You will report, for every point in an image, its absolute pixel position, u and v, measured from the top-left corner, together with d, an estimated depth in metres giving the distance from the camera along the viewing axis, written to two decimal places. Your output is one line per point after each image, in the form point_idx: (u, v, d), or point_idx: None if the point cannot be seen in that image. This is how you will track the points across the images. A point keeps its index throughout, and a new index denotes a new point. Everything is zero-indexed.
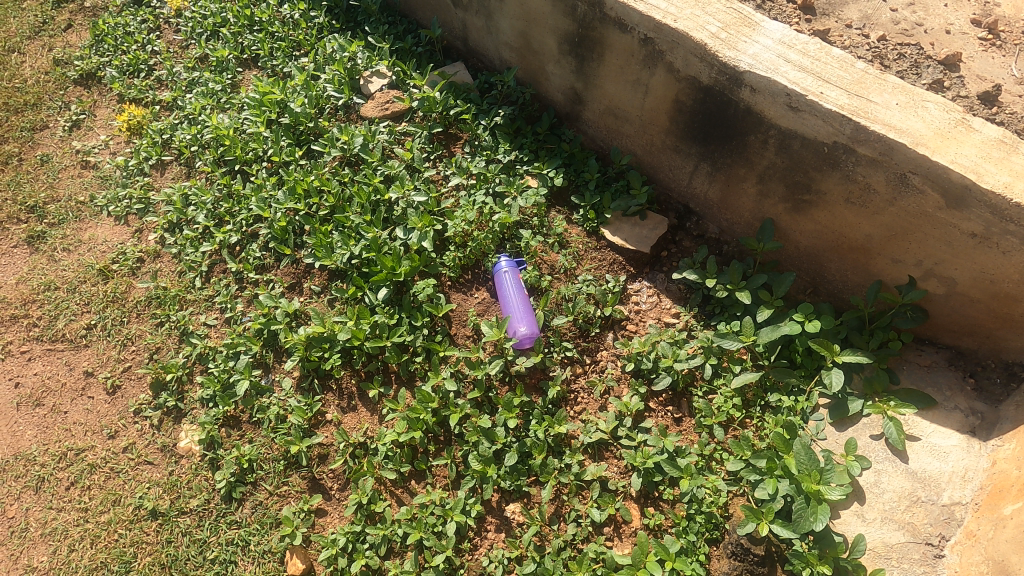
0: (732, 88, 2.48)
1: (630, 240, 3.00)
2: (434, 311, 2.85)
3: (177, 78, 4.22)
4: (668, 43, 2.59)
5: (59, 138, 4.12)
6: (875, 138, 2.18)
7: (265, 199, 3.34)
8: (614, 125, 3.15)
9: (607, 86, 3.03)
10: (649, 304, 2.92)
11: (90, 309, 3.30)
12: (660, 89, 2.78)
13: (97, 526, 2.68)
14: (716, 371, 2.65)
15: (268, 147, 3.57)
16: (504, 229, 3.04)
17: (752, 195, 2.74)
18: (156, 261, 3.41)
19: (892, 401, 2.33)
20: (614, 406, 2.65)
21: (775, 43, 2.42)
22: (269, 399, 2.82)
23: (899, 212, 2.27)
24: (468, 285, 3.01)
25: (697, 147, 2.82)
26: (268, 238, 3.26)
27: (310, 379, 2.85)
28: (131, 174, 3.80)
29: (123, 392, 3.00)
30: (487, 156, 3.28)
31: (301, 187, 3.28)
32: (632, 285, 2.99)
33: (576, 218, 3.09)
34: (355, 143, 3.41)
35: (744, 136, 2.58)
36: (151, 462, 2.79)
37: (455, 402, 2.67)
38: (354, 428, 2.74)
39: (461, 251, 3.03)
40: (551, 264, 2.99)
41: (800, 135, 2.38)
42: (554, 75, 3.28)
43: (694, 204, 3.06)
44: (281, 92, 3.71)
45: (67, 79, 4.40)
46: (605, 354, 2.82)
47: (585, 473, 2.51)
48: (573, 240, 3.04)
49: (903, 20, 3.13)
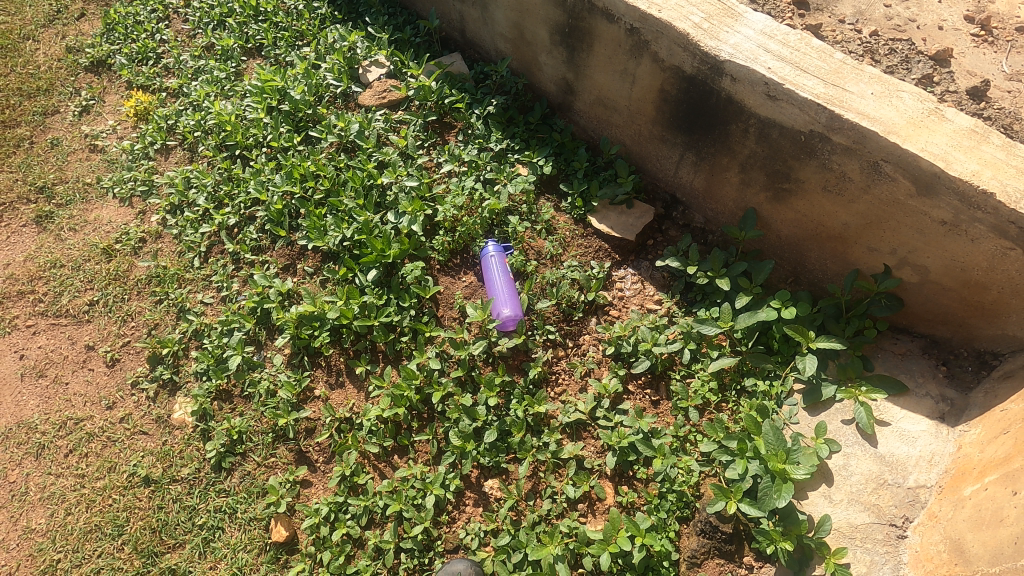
0: (713, 77, 2.53)
1: (616, 228, 3.05)
2: (421, 293, 2.93)
3: (183, 66, 4.33)
4: (652, 34, 2.65)
5: (69, 123, 4.25)
6: (849, 127, 2.22)
7: (263, 183, 3.44)
8: (604, 115, 3.21)
9: (596, 76, 3.09)
10: (633, 291, 2.98)
11: (93, 286, 3.41)
12: (646, 79, 2.84)
13: (93, 492, 2.79)
14: (695, 356, 2.69)
15: (268, 133, 3.67)
16: (493, 215, 3.12)
17: (735, 184, 2.79)
18: (157, 241, 3.52)
19: (864, 386, 2.38)
20: (594, 388, 2.71)
21: (757, 33, 2.47)
22: (260, 374, 2.91)
23: (874, 200, 2.31)
24: (456, 269, 3.09)
25: (682, 137, 2.87)
26: (265, 221, 3.36)
27: (300, 356, 2.94)
28: (136, 158, 3.92)
29: (122, 365, 3.11)
30: (479, 144, 3.35)
31: (298, 172, 3.38)
32: (617, 272, 3.04)
33: (563, 206, 3.16)
34: (351, 129, 3.49)
35: (726, 125, 2.62)
36: (146, 432, 2.89)
37: (438, 380, 2.75)
38: (341, 404, 2.82)
39: (450, 236, 3.11)
40: (537, 250, 3.06)
41: (778, 123, 2.42)
42: (547, 66, 3.34)
43: (680, 194, 3.11)
44: (282, 80, 3.81)
45: (79, 66, 4.53)
46: (587, 338, 2.89)
47: (562, 451, 2.57)
48: (560, 227, 3.10)
49: (896, 16, 3.14)
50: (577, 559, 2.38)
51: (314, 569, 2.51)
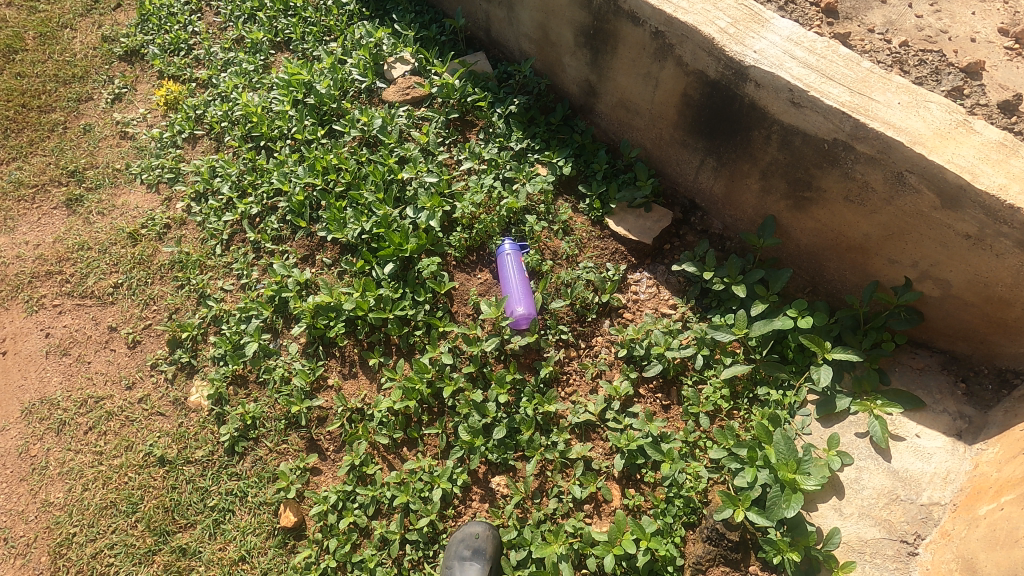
0: (738, 83, 2.52)
1: (633, 231, 3.08)
2: (437, 288, 2.96)
3: (213, 58, 4.46)
4: (677, 37, 2.65)
5: (102, 109, 4.39)
6: (874, 136, 2.18)
7: (286, 174, 3.52)
8: (625, 118, 3.25)
9: (620, 79, 3.12)
10: (647, 294, 2.99)
11: (118, 269, 3.52)
12: (670, 83, 2.84)
13: (109, 469, 2.84)
14: (708, 362, 2.69)
15: (293, 126, 3.74)
16: (510, 213, 3.16)
17: (755, 192, 2.79)
18: (182, 228, 3.62)
19: (880, 400, 2.34)
20: (605, 390, 2.70)
21: (783, 40, 2.45)
22: (275, 361, 2.96)
23: (896, 211, 2.28)
24: (471, 266, 3.12)
25: (703, 142, 2.89)
26: (286, 212, 3.42)
27: (315, 346, 2.99)
28: (164, 146, 4.06)
29: (143, 346, 3.19)
30: (500, 143, 3.40)
31: (320, 164, 3.45)
32: (632, 275, 3.07)
33: (581, 207, 3.19)
34: (374, 125, 3.55)
35: (749, 132, 2.61)
36: (163, 413, 2.94)
37: (450, 374, 2.76)
38: (354, 394, 2.86)
39: (467, 233, 3.14)
40: (553, 250, 3.09)
41: (802, 131, 2.40)
42: (570, 67, 3.38)
43: (699, 200, 3.14)
44: (308, 74, 3.90)
45: (113, 55, 4.67)
46: (600, 340, 2.89)
47: (570, 451, 2.58)
48: (577, 229, 3.14)
49: (928, 27, 3.11)
50: (581, 559, 2.38)
51: (320, 556, 2.54)
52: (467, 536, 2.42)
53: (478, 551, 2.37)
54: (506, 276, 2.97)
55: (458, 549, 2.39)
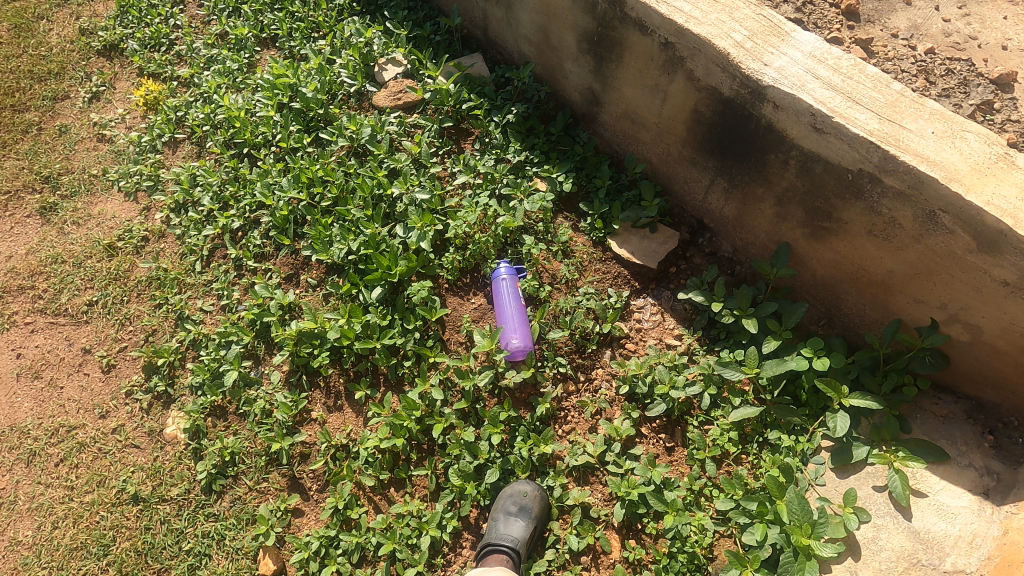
0: (754, 102, 2.30)
1: (637, 254, 2.90)
2: (427, 315, 2.78)
3: (196, 54, 4.22)
4: (689, 50, 2.42)
5: (78, 109, 4.17)
6: (905, 170, 1.99)
7: (269, 186, 3.32)
8: (630, 130, 3.04)
9: (625, 89, 2.90)
10: (651, 323, 2.82)
11: (93, 285, 3.34)
12: (679, 97, 2.63)
13: (80, 506, 2.70)
14: (715, 401, 2.52)
15: (278, 132, 3.53)
16: (507, 233, 2.97)
17: (769, 217, 2.60)
18: (160, 241, 3.43)
19: (901, 451, 2.19)
20: (604, 429, 2.54)
21: (805, 56, 2.23)
22: (256, 392, 2.80)
23: (926, 250, 2.09)
24: (465, 289, 2.93)
25: (714, 162, 2.68)
26: (270, 227, 3.22)
27: (298, 375, 2.82)
28: (143, 151, 3.85)
29: (118, 371, 3.02)
30: (496, 155, 3.20)
31: (306, 176, 3.25)
32: (636, 301, 2.88)
33: (582, 226, 3.00)
34: (363, 134, 3.34)
35: (764, 155, 2.41)
36: (138, 445, 2.79)
37: (440, 411, 2.61)
38: (338, 429, 2.70)
39: (461, 254, 2.95)
40: (552, 274, 2.91)
41: (823, 158, 2.19)
42: (572, 73, 3.16)
43: (708, 220, 2.95)
44: (294, 76, 3.68)
45: (91, 49, 4.42)
46: (600, 373, 2.72)
47: (567, 496, 2.42)
48: (577, 250, 2.96)
49: (955, 32, 2.89)
50: None
51: None
52: (515, 493, 2.38)
53: (523, 508, 2.33)
54: (501, 302, 2.79)
55: (504, 503, 2.36)
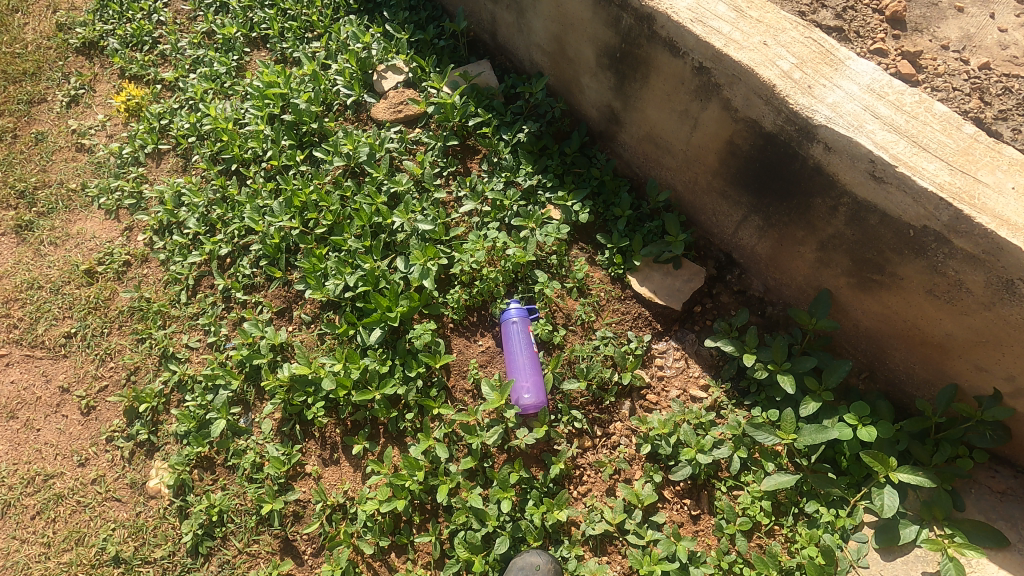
0: (801, 141, 2.03)
1: (660, 292, 2.67)
2: (431, 361, 2.55)
3: (181, 54, 3.92)
4: (727, 77, 2.15)
5: (56, 114, 3.88)
6: (981, 233, 1.75)
7: (259, 209, 3.06)
8: (653, 154, 2.77)
9: (649, 111, 2.63)
10: (674, 370, 2.59)
11: (71, 315, 3.11)
12: (712, 126, 2.36)
13: (58, 566, 2.52)
14: (745, 465, 2.31)
15: (268, 147, 3.26)
16: (517, 268, 2.72)
17: (809, 261, 2.35)
18: (143, 266, 3.19)
19: (955, 535, 1.97)
20: (623, 493, 2.34)
21: (862, 90, 1.96)
22: (246, 443, 2.59)
23: (996, 319, 1.87)
24: (471, 329, 2.70)
25: (748, 197, 2.42)
26: (260, 255, 2.98)
27: (291, 424, 2.60)
28: (125, 163, 3.58)
29: (98, 414, 2.81)
30: (506, 178, 2.93)
31: (298, 200, 2.99)
32: (657, 345, 2.65)
33: (599, 259, 2.76)
34: (361, 153, 3.07)
35: (808, 197, 2.15)
36: (119, 499, 2.60)
37: (445, 470, 2.41)
38: (334, 486, 2.49)
39: (467, 290, 2.72)
40: (566, 314, 2.68)
41: (880, 210, 1.94)
42: (589, 89, 2.87)
43: (737, 255, 2.70)
44: (286, 84, 3.39)
45: (69, 47, 4.12)
46: (619, 427, 2.50)
47: (582, 569, 2.23)
48: (594, 288, 2.72)
49: (1013, 45, 2.60)
50: None
51: None
52: (527, 566, 2.14)
53: None
54: (511, 349, 2.55)
55: None
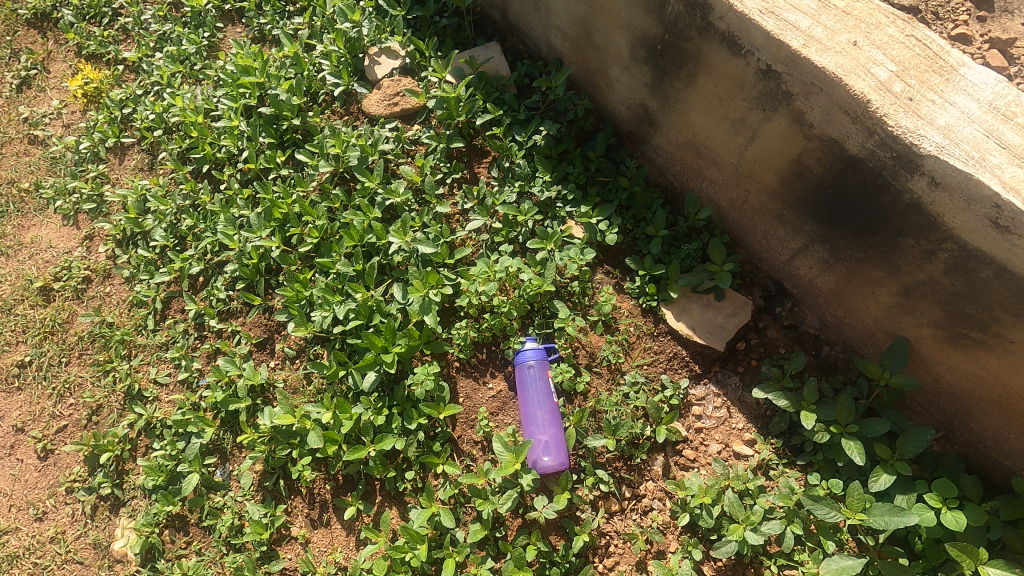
0: (898, 172, 1.64)
1: (698, 328, 2.30)
2: (434, 412, 2.20)
3: (145, 29, 3.41)
4: (803, 85, 1.72)
5: (5, 99, 3.40)
6: None
7: (234, 221, 2.65)
8: (693, 163, 2.35)
9: (693, 115, 2.19)
10: (714, 421, 2.25)
11: (25, 340, 2.74)
12: (774, 141, 1.94)
13: None
14: (800, 540, 1.99)
15: (244, 146, 2.82)
16: (534, 299, 2.34)
17: (883, 304, 1.97)
18: (105, 283, 2.80)
19: None
20: (656, 571, 2.03)
21: (981, 109, 1.57)
22: (223, 500, 2.28)
23: None
24: (480, 369, 2.34)
25: (812, 225, 2.03)
26: (236, 276, 2.59)
27: (274, 479, 2.28)
28: (83, 159, 3.14)
29: (56, 459, 2.48)
30: (520, 188, 2.52)
31: (278, 212, 2.58)
32: (695, 390, 2.29)
33: (628, 287, 2.38)
34: (350, 156, 2.63)
35: (896, 237, 1.77)
36: (82, 561, 2.31)
37: (452, 540, 2.10)
38: (325, 552, 2.20)
39: (475, 325, 2.35)
40: (590, 353, 2.32)
41: (996, 262, 1.59)
42: (619, 82, 2.43)
43: (789, 285, 2.31)
44: (264, 69, 2.91)
45: (18, 19, 3.60)
46: (650, 488, 2.18)
47: None
48: (622, 322, 2.35)
49: None
50: None
51: None
52: None
53: None
54: (526, 397, 2.20)
55: None
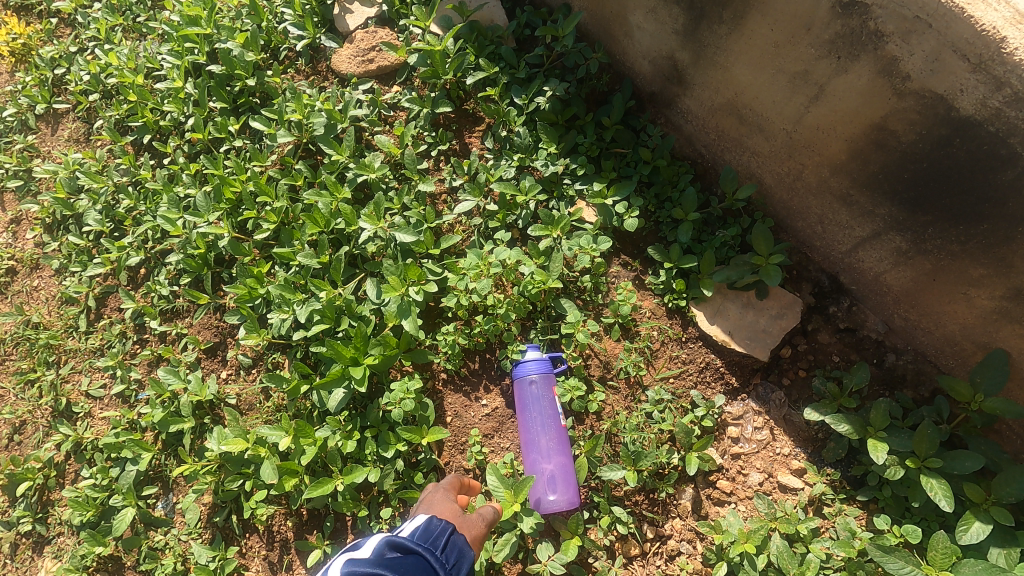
0: None
1: (736, 333, 1.89)
2: (416, 437, 1.81)
3: None
4: (904, 23, 1.32)
5: None
6: None
7: (178, 202, 2.21)
8: (732, 131, 1.91)
9: (737, 69, 1.76)
10: (754, 445, 1.86)
11: None
12: (850, 100, 1.53)
13: None
14: None
15: (192, 113, 2.36)
16: (538, 298, 1.95)
17: (978, 306, 1.58)
18: (32, 276, 2.38)
19: None
20: None
21: None
22: (165, 539, 1.91)
23: None
24: (472, 382, 1.96)
25: (889, 208, 1.62)
26: (181, 269, 2.16)
27: (226, 515, 1.90)
28: (9, 128, 2.67)
29: None
30: (519, 163, 2.10)
31: (230, 191, 2.15)
32: (731, 407, 1.90)
33: (651, 282, 1.98)
34: (315, 124, 2.18)
35: (1013, 223, 1.40)
36: None
37: None
38: None
39: (466, 330, 1.95)
40: (604, 362, 1.95)
41: None
42: (641, 31, 1.97)
43: (847, 279, 1.89)
44: (213, 18, 2.42)
45: None
46: (678, 527, 1.81)
47: None
48: (642, 325, 1.96)
49: None
50: None
51: None
52: None
53: None
54: (529, 420, 1.82)
55: None
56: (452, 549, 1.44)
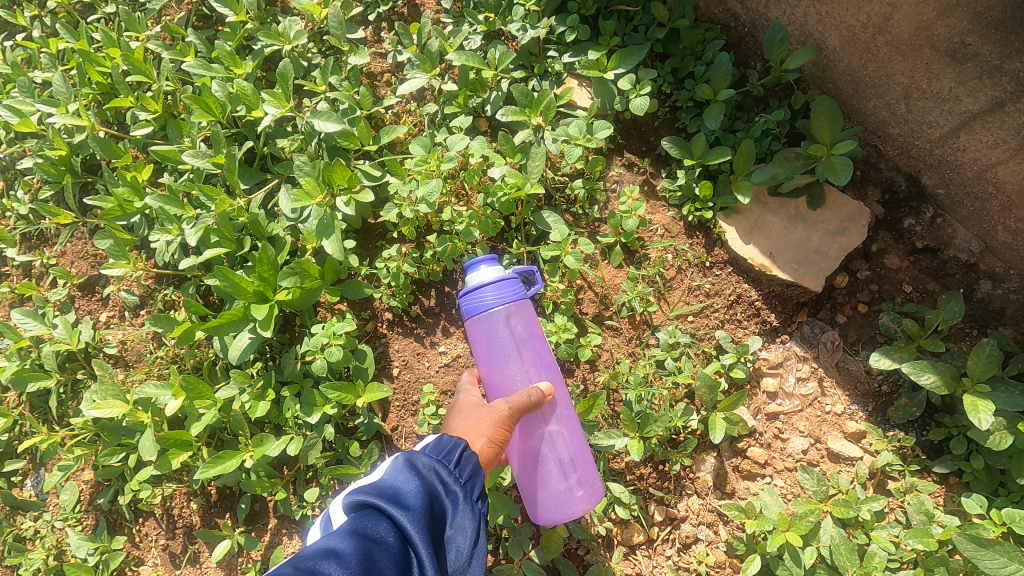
0: None
1: (780, 254, 1.39)
2: (349, 396, 1.36)
3: None
4: None
5: None
6: None
7: (29, 88, 1.64)
8: None
9: None
10: (796, 403, 1.41)
11: None
12: None
13: None
14: None
15: None
16: (512, 212, 1.44)
17: None
18: None
19: None
20: None
21: None
22: (36, 526, 1.50)
23: None
24: (427, 325, 1.48)
25: None
26: (41, 180, 1.63)
27: (110, 497, 1.48)
28: None
29: None
30: (487, 27, 1.52)
31: (95, 71, 1.57)
32: (768, 354, 1.43)
33: (665, 189, 1.47)
34: None
35: None
36: None
37: None
38: None
39: (415, 255, 1.45)
40: (601, 297, 1.48)
41: None
42: None
43: (933, 182, 1.37)
44: None
45: None
46: (695, 508, 1.39)
47: None
48: (652, 246, 1.47)
49: None
50: None
51: None
52: None
53: None
54: (506, 376, 1.26)
55: None
56: (468, 461, 1.06)
